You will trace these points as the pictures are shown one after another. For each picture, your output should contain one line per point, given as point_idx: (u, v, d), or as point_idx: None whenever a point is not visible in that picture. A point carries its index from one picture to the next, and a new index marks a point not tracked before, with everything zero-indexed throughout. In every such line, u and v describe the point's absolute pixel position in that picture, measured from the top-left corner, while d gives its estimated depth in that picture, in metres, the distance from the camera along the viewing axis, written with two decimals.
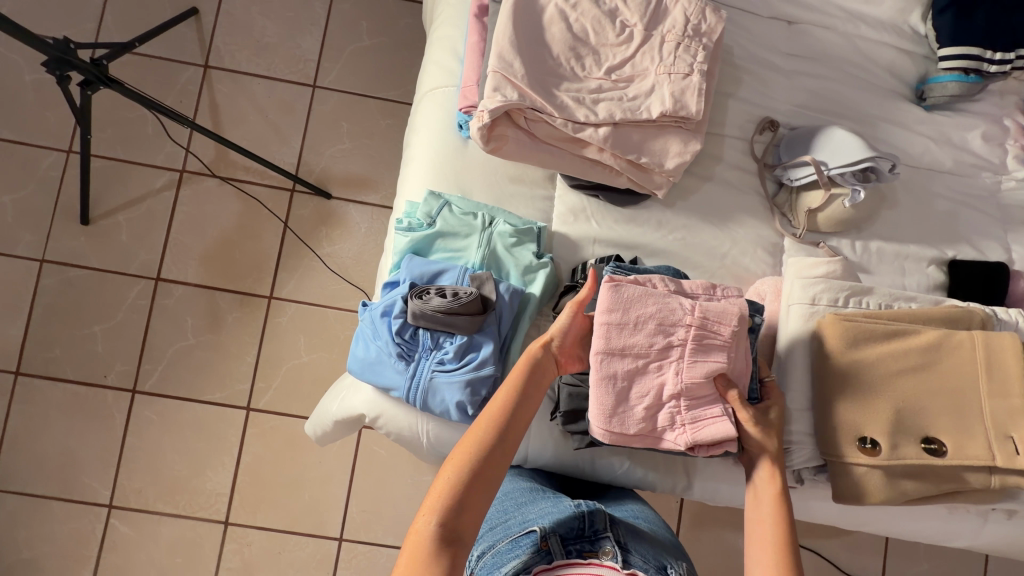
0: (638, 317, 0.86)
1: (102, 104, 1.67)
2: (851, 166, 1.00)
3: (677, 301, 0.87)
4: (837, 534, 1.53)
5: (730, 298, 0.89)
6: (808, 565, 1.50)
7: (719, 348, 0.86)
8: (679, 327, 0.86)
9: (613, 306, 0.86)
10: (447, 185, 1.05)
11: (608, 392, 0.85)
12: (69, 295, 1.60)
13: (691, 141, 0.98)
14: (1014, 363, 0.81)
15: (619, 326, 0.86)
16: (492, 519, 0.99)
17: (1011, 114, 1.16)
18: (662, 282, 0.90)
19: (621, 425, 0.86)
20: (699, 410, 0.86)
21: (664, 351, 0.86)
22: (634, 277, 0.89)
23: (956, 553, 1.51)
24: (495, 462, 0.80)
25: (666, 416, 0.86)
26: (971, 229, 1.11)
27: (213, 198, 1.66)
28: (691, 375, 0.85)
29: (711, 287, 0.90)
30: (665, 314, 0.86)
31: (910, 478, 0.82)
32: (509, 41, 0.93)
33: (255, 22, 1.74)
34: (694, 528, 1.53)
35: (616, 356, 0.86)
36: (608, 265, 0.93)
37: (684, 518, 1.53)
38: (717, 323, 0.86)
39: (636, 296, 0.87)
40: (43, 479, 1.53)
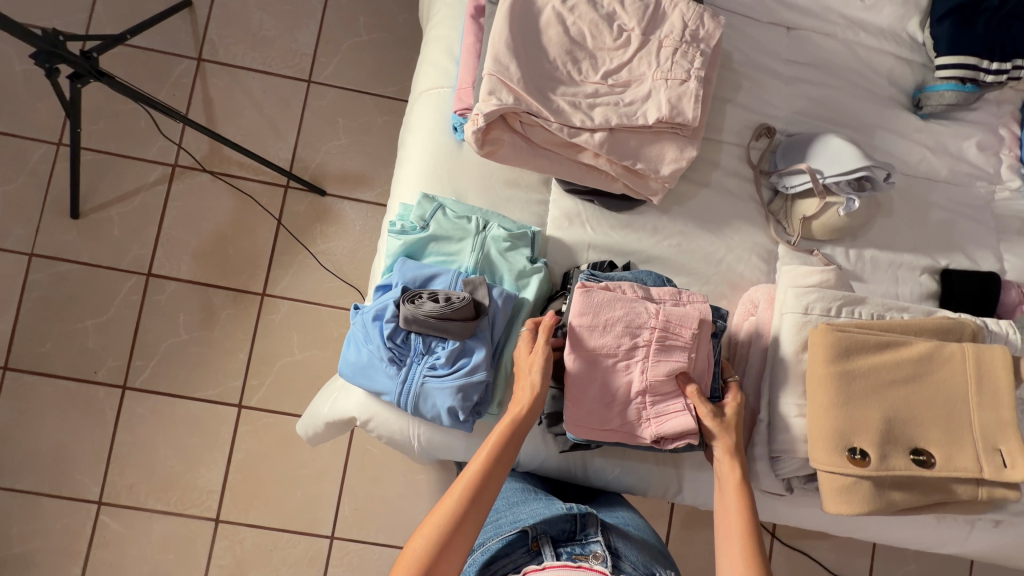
0: (607, 321, 0.88)
1: (94, 97, 1.65)
2: (846, 175, 1.00)
3: (642, 305, 0.89)
4: (826, 536, 1.55)
5: (694, 303, 0.91)
6: (797, 567, 1.51)
7: (682, 350, 0.89)
8: (644, 330, 0.89)
9: (583, 311, 0.88)
10: (442, 187, 1.04)
11: (580, 393, 0.88)
12: (60, 290, 1.58)
13: (687, 148, 0.97)
14: (1004, 376, 0.82)
15: (589, 330, 0.88)
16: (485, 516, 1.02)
17: (1007, 124, 1.16)
18: (631, 287, 0.91)
19: (594, 421, 0.89)
20: (662, 405, 0.89)
21: (631, 352, 0.89)
22: (604, 282, 0.91)
23: (944, 556, 1.53)
24: (465, 530, 0.81)
25: (634, 413, 0.89)
26: (964, 239, 1.11)
27: (207, 194, 1.64)
28: (654, 373, 0.88)
29: (683, 297, 0.92)
30: (632, 317, 0.88)
31: (899, 489, 0.83)
32: (506, 44, 0.92)
33: (250, 15, 1.72)
34: (685, 530, 1.54)
35: (587, 358, 0.88)
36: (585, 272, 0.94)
37: (675, 520, 1.53)
38: (680, 327, 0.88)
39: (605, 300, 0.89)
40: (32, 475, 1.51)
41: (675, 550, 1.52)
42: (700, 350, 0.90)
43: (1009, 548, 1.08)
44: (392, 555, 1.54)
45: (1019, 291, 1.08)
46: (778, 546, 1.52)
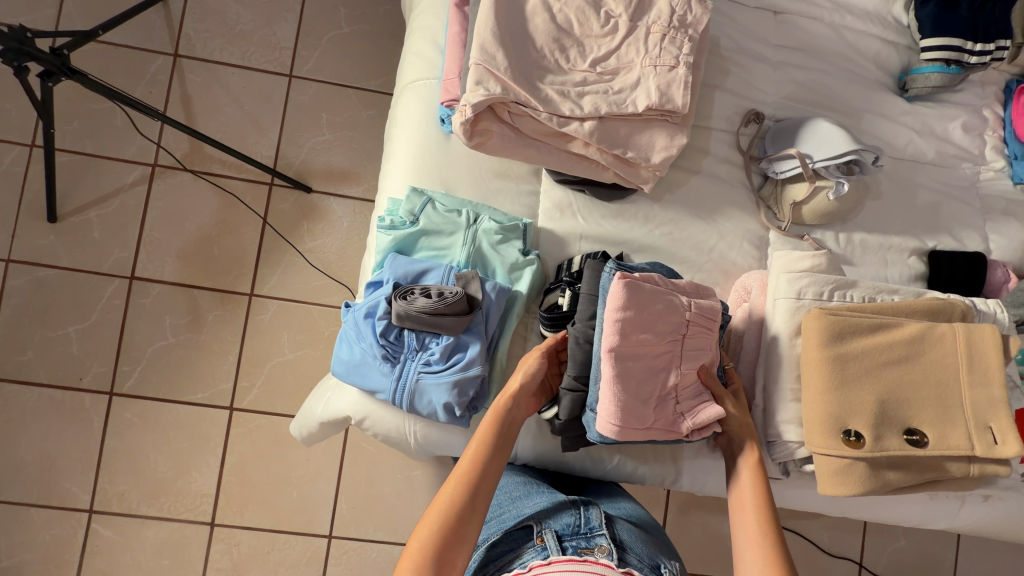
0: (650, 314, 0.85)
1: (67, 96, 1.59)
2: (835, 159, 1.00)
3: (681, 298, 0.88)
4: (818, 515, 1.58)
5: (713, 297, 0.93)
6: (790, 545, 1.55)
7: (707, 341, 0.90)
8: (682, 323, 0.88)
9: (626, 303, 0.83)
10: (430, 181, 1.03)
11: (623, 389, 0.83)
12: (39, 296, 1.54)
13: (677, 135, 0.96)
14: (993, 354, 0.82)
15: (632, 322, 0.83)
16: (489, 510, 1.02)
17: (990, 105, 1.17)
18: (664, 279, 0.89)
19: (634, 420, 0.84)
20: (691, 397, 0.89)
21: (670, 345, 0.87)
22: (637, 273, 0.87)
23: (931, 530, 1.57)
24: (466, 519, 0.81)
25: (669, 408, 0.88)
26: (951, 220, 1.12)
27: (189, 193, 1.61)
28: (686, 366, 0.88)
29: (704, 292, 0.93)
30: (673, 310, 0.86)
31: (893, 469, 0.83)
32: (492, 33, 0.90)
33: (227, 8, 1.67)
34: (681, 515, 1.56)
35: (628, 351, 0.84)
36: (614, 262, 0.87)
37: (672, 507, 1.55)
38: (711, 319, 0.89)
39: (647, 292, 0.85)
40: (19, 485, 1.48)
41: (672, 534, 1.54)
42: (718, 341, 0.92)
43: (997, 522, 1.11)
44: (390, 550, 1.54)
45: (1005, 270, 1.10)
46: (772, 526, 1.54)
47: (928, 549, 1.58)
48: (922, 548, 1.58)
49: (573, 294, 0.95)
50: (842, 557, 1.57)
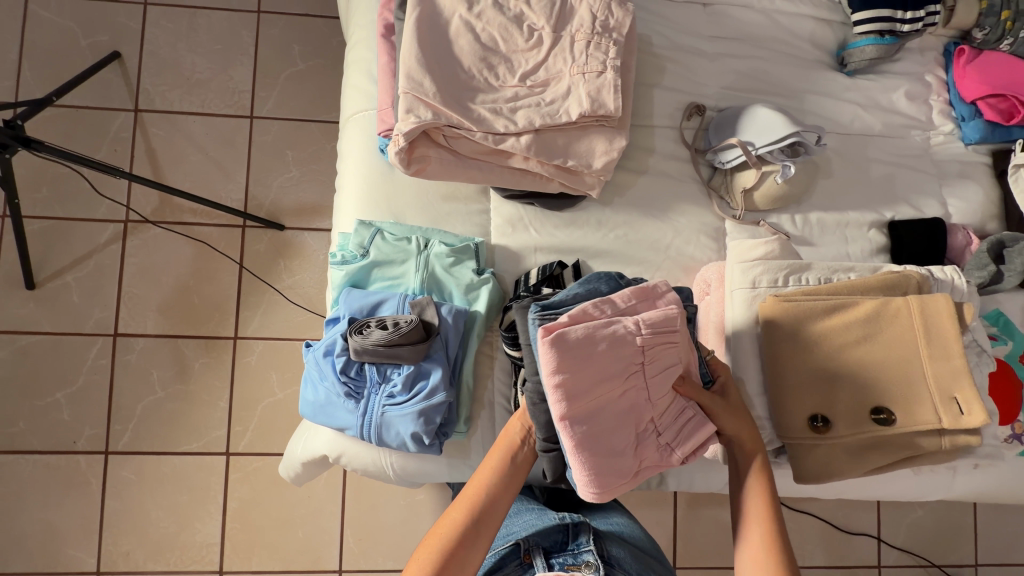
0: (594, 363, 0.74)
1: (33, 163, 1.60)
2: (777, 143, 1.00)
3: (629, 325, 0.76)
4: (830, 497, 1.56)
5: (670, 297, 0.82)
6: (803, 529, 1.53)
7: (675, 354, 0.80)
8: (637, 353, 0.77)
9: (557, 364, 0.73)
10: (379, 212, 1.03)
11: (590, 454, 0.77)
12: (25, 364, 1.54)
13: (616, 138, 0.96)
14: (951, 324, 0.80)
15: (575, 385, 0.74)
16: None
17: (932, 70, 1.16)
18: (600, 306, 0.78)
19: (615, 477, 0.79)
20: (673, 421, 0.82)
21: (629, 384, 0.78)
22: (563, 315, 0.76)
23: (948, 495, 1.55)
24: (468, 546, 0.82)
25: (653, 443, 0.81)
26: (907, 190, 1.12)
27: (163, 245, 1.61)
28: (657, 394, 0.80)
29: (658, 295, 0.81)
30: (620, 345, 0.76)
31: (864, 451, 0.81)
32: (416, 60, 0.90)
33: (182, 59, 1.68)
34: (693, 513, 1.53)
35: (582, 414, 0.76)
36: (532, 310, 0.78)
37: (680, 506, 1.52)
38: (672, 330, 0.78)
39: (582, 342, 0.74)
40: (23, 557, 1.48)
41: (683, 533, 1.52)
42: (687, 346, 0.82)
43: (994, 486, 1.10)
44: None
45: (965, 233, 1.09)
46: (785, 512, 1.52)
47: (944, 515, 1.56)
48: (938, 517, 1.56)
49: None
50: (856, 534, 1.55)
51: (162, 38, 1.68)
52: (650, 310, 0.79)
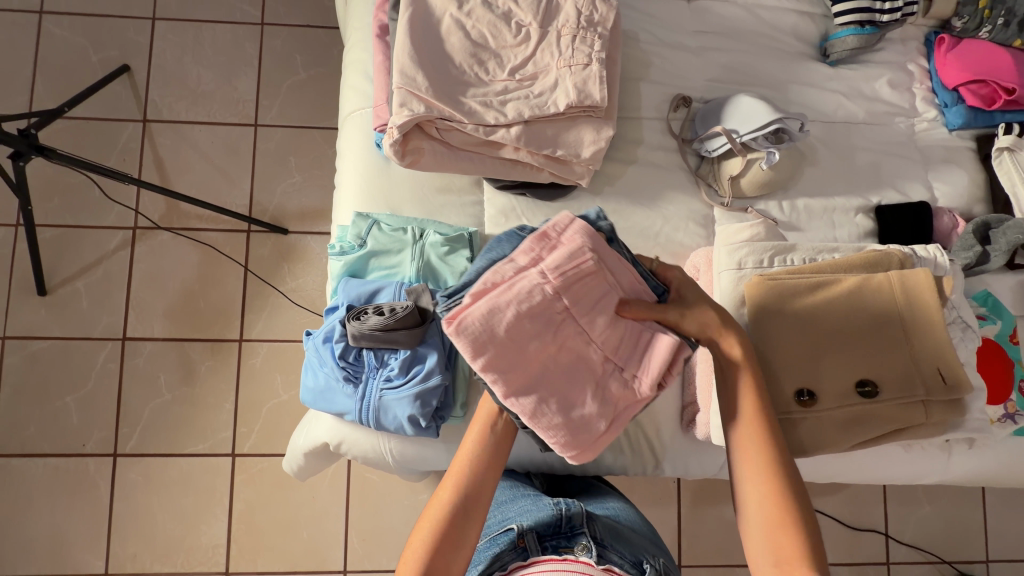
0: (509, 333, 0.72)
1: (44, 174, 1.65)
2: (761, 130, 1.03)
3: (532, 276, 0.72)
4: (833, 491, 1.56)
5: (571, 219, 0.74)
6: None
7: (596, 283, 0.74)
8: (552, 303, 0.73)
9: (473, 347, 0.72)
10: (376, 205, 1.06)
11: (546, 417, 0.76)
12: (37, 369, 1.58)
13: (604, 128, 1.00)
14: (931, 297, 0.83)
15: (498, 361, 0.73)
16: None
17: (914, 59, 1.19)
18: (499, 269, 0.73)
19: (586, 431, 0.77)
20: (630, 348, 0.76)
21: (558, 338, 0.74)
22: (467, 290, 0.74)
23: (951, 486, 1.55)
24: (463, 517, 0.84)
25: (620, 382, 0.77)
26: (893, 174, 1.14)
27: (170, 251, 1.65)
28: (594, 331, 0.75)
29: (557, 223, 0.74)
30: (528, 302, 0.72)
31: (850, 424, 0.83)
32: (409, 57, 0.94)
33: (188, 71, 1.74)
34: (695, 509, 1.53)
35: (522, 383, 0.75)
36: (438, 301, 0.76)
37: (682, 500, 1.53)
38: (577, 261, 0.72)
39: (489, 314, 0.71)
40: (33, 559, 1.50)
41: (686, 528, 1.52)
42: (615, 263, 0.74)
43: (990, 468, 1.10)
44: None
45: (951, 216, 1.11)
46: None
47: (949, 508, 1.56)
48: (942, 510, 1.56)
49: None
50: (859, 527, 1.54)
51: (169, 51, 1.74)
52: (550, 249, 0.73)
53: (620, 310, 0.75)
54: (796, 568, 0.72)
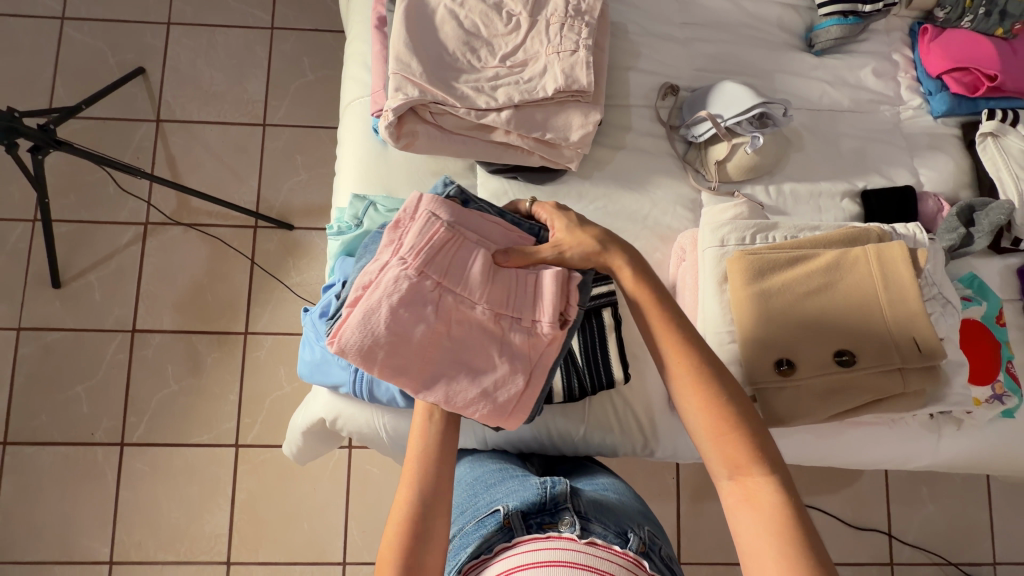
0: (392, 328, 0.76)
1: (61, 171, 1.70)
2: (744, 115, 1.06)
3: (393, 268, 0.76)
4: (832, 488, 1.55)
5: (415, 201, 0.78)
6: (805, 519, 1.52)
7: (455, 249, 0.77)
8: (422, 285, 0.76)
9: (363, 356, 0.77)
10: (373, 188, 1.10)
11: (462, 393, 0.78)
12: (49, 359, 1.62)
13: (592, 113, 1.04)
14: (906, 269, 0.86)
15: (394, 361, 0.77)
16: (462, 503, 0.95)
17: (899, 49, 1.22)
18: (366, 273, 0.78)
19: (502, 393, 0.79)
20: (519, 298, 0.78)
21: (443, 318, 0.77)
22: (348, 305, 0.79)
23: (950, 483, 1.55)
24: (431, 514, 0.75)
25: (521, 332, 0.78)
26: (878, 159, 1.16)
27: (180, 246, 1.69)
28: (474, 294, 0.77)
29: (405, 211, 0.79)
30: (397, 293, 0.75)
31: (830, 394, 0.86)
32: (405, 45, 0.99)
33: (200, 73, 1.79)
34: (692, 503, 1.54)
35: (425, 372, 0.78)
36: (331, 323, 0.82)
37: (678, 494, 1.53)
38: (427, 238, 0.75)
39: (367, 319, 0.76)
40: (41, 546, 1.53)
41: (683, 522, 1.52)
42: (471, 223, 0.78)
43: (980, 453, 1.10)
44: None
45: (936, 200, 1.12)
46: None
47: (948, 505, 1.55)
48: (942, 508, 1.55)
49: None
50: (858, 525, 1.53)
51: (183, 54, 1.80)
52: (402, 238, 0.77)
53: (494, 264, 0.78)
54: (753, 476, 0.71)
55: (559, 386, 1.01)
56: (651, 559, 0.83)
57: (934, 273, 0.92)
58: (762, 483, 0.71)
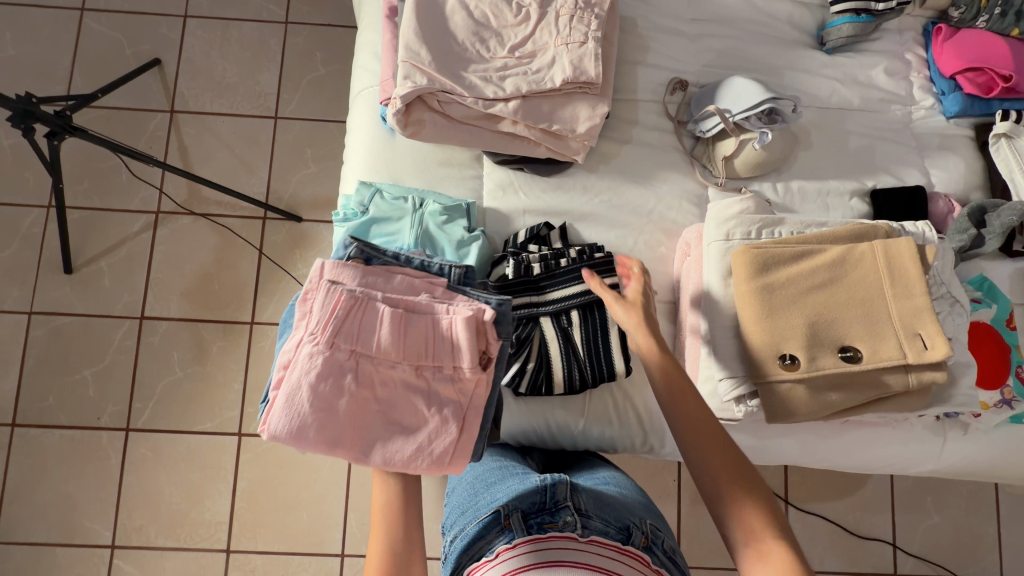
0: (316, 403, 0.79)
1: (75, 158, 1.72)
2: (753, 110, 1.06)
3: (307, 345, 0.80)
4: (837, 495, 1.53)
5: (318, 274, 0.83)
6: (808, 526, 1.51)
7: (361, 312, 0.81)
8: (337, 354, 0.80)
9: (292, 439, 0.80)
10: (380, 175, 1.11)
11: (398, 453, 0.80)
12: (58, 343, 1.64)
13: (599, 105, 1.04)
14: (913, 264, 0.86)
15: (324, 437, 0.80)
16: (462, 504, 0.92)
17: (911, 49, 1.21)
18: (283, 355, 0.82)
19: (434, 443, 0.81)
20: (435, 347, 0.82)
21: (365, 383, 0.81)
22: (276, 390, 0.83)
23: (957, 495, 1.52)
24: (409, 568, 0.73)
25: (443, 379, 0.83)
26: (888, 159, 1.15)
27: (189, 235, 1.71)
28: (388, 354, 0.81)
29: (312, 287, 0.84)
30: (313, 369, 0.79)
31: (832, 390, 0.85)
32: (415, 34, 1.00)
33: (214, 65, 1.81)
34: (692, 506, 1.52)
35: (357, 440, 0.81)
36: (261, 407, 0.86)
37: (679, 497, 1.52)
38: (331, 309, 0.80)
39: (292, 400, 0.79)
40: (45, 527, 1.55)
41: (683, 525, 1.51)
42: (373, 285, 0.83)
43: (985, 460, 1.09)
44: None
45: (946, 201, 1.11)
46: (789, 510, 1.51)
47: (954, 516, 1.53)
48: (949, 519, 1.52)
49: (515, 261, 1.03)
50: (862, 534, 1.51)
51: (198, 46, 1.82)
52: (310, 315, 0.82)
53: (401, 320, 0.81)
54: (766, 540, 0.70)
55: (560, 377, 1.01)
56: (654, 554, 0.81)
57: (942, 271, 0.91)
58: (774, 548, 0.69)
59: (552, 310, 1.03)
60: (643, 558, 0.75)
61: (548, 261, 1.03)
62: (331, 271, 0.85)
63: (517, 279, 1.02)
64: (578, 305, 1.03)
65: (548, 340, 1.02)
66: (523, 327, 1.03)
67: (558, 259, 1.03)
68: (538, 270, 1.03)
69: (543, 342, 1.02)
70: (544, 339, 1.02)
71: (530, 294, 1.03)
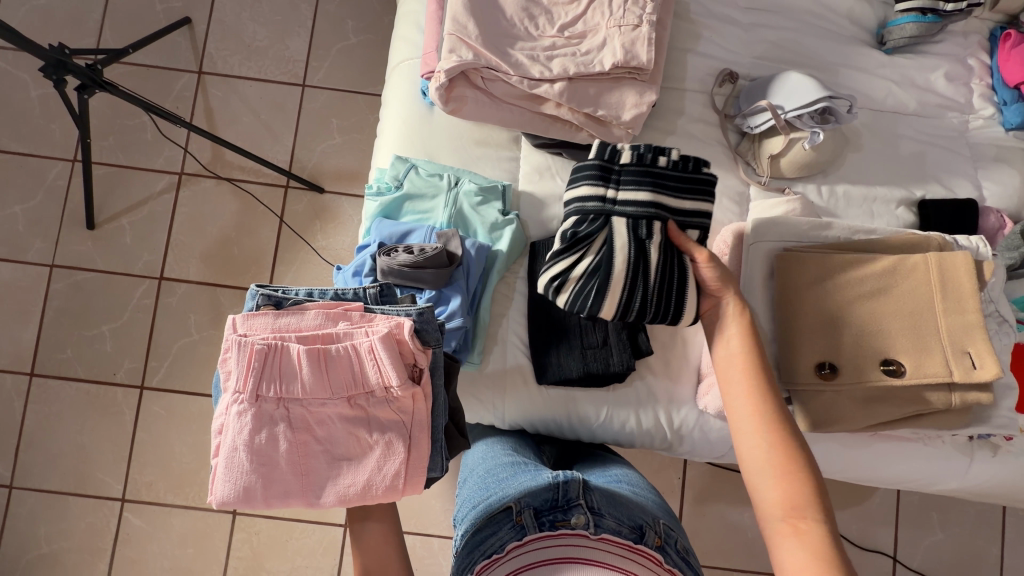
0: (261, 458, 0.86)
1: (102, 112, 1.71)
2: (807, 108, 1.02)
3: (235, 407, 0.87)
4: (846, 506, 1.51)
5: (228, 335, 0.87)
6: None
7: (277, 362, 0.86)
8: (267, 406, 0.87)
9: (245, 498, 0.87)
10: (415, 152, 1.09)
11: (350, 486, 0.87)
12: (78, 297, 1.65)
13: (647, 92, 1.01)
14: (967, 280, 0.83)
15: (275, 489, 0.87)
16: (473, 497, 0.90)
17: (975, 54, 1.16)
18: (221, 420, 0.89)
19: (379, 467, 0.87)
20: (363, 374, 0.87)
21: (302, 427, 0.87)
22: (217, 457, 0.89)
23: (970, 516, 1.50)
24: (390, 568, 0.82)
25: (377, 403, 0.89)
26: (939, 169, 1.10)
27: (211, 199, 1.70)
28: (316, 394, 0.86)
29: (226, 347, 0.89)
30: (249, 428, 0.86)
31: (870, 402, 0.84)
32: (463, 6, 0.97)
33: (245, 27, 1.78)
34: (697, 505, 1.50)
35: (306, 485, 0.87)
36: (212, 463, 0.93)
37: (687, 497, 1.50)
38: (247, 367, 0.85)
39: (236, 463, 0.86)
40: (58, 476, 1.58)
41: (686, 525, 1.49)
42: (285, 331, 0.88)
43: (1008, 484, 1.07)
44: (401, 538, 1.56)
45: (999, 216, 1.07)
46: None
47: (963, 535, 1.51)
48: (958, 539, 1.51)
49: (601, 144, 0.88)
50: (866, 548, 1.50)
51: (229, 8, 1.78)
52: (230, 377, 0.87)
53: (319, 359, 0.86)
54: (805, 519, 0.69)
55: (614, 301, 0.85)
56: (667, 554, 0.80)
57: (994, 289, 0.88)
58: (815, 530, 0.68)
59: (631, 212, 0.86)
60: (655, 557, 0.75)
61: (643, 155, 0.86)
62: (242, 327, 0.89)
63: (598, 159, 0.87)
64: (672, 220, 0.86)
65: (619, 246, 0.84)
66: (588, 223, 0.87)
67: (655, 157, 0.86)
68: (627, 159, 0.86)
69: (610, 246, 0.85)
70: (612, 242, 0.85)
71: (607, 185, 0.87)
